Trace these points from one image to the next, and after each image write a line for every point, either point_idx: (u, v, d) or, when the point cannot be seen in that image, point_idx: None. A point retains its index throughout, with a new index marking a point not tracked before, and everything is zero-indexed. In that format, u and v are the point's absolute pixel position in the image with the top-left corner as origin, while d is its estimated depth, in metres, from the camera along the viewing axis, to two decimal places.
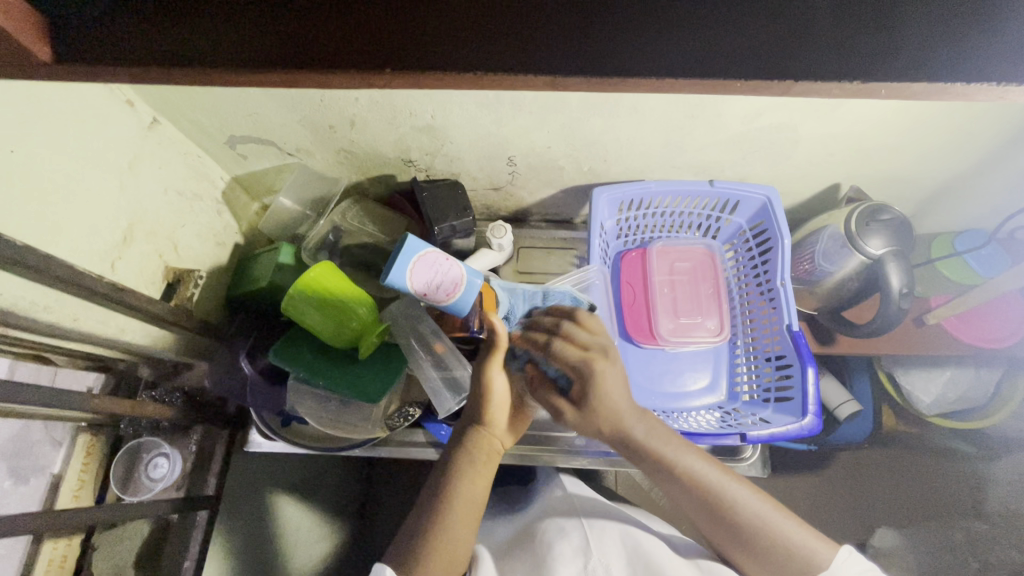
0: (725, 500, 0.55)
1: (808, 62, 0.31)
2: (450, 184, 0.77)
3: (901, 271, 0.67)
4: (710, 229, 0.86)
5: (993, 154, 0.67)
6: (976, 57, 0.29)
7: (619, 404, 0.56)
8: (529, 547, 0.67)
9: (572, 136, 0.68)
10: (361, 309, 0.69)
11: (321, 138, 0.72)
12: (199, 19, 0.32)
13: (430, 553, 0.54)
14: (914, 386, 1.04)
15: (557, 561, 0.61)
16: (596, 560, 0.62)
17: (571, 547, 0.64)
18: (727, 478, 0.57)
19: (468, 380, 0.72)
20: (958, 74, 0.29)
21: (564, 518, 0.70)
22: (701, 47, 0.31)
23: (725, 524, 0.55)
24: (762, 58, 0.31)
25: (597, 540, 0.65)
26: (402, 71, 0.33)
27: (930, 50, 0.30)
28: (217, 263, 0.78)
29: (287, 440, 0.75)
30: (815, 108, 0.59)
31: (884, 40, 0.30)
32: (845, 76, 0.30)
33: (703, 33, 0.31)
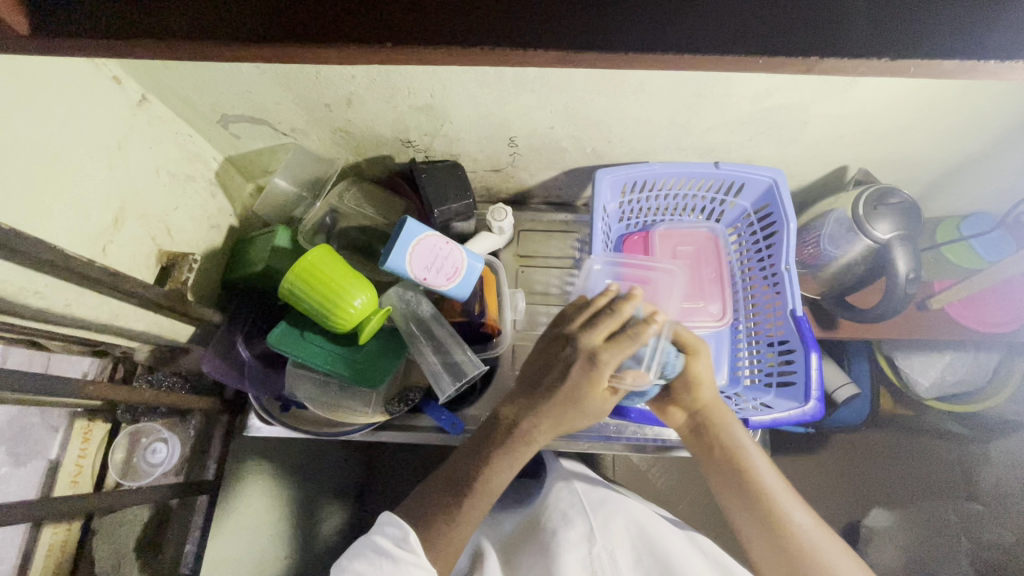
0: (773, 500, 0.61)
1: (837, 38, 0.29)
2: (450, 166, 0.75)
3: (908, 255, 0.66)
4: (714, 212, 0.84)
5: (1008, 136, 0.66)
6: (1006, 33, 0.28)
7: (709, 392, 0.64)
8: (534, 535, 0.70)
9: (576, 116, 0.66)
10: (359, 297, 0.66)
11: (316, 117, 0.69)
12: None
13: (444, 540, 0.56)
14: (913, 369, 1.04)
15: (563, 548, 0.65)
16: (602, 547, 0.66)
17: (575, 534, 0.67)
18: (782, 487, 0.62)
19: (469, 366, 0.71)
20: (990, 52, 0.28)
21: (565, 501, 0.72)
22: (721, 28, 0.29)
23: (763, 524, 0.60)
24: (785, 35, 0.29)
25: (602, 526, 0.68)
26: (407, 48, 0.31)
27: (955, 28, 0.28)
28: (212, 246, 0.77)
29: (287, 424, 0.75)
30: (828, 88, 0.58)
31: (905, 22, 0.29)
32: (874, 54, 0.29)
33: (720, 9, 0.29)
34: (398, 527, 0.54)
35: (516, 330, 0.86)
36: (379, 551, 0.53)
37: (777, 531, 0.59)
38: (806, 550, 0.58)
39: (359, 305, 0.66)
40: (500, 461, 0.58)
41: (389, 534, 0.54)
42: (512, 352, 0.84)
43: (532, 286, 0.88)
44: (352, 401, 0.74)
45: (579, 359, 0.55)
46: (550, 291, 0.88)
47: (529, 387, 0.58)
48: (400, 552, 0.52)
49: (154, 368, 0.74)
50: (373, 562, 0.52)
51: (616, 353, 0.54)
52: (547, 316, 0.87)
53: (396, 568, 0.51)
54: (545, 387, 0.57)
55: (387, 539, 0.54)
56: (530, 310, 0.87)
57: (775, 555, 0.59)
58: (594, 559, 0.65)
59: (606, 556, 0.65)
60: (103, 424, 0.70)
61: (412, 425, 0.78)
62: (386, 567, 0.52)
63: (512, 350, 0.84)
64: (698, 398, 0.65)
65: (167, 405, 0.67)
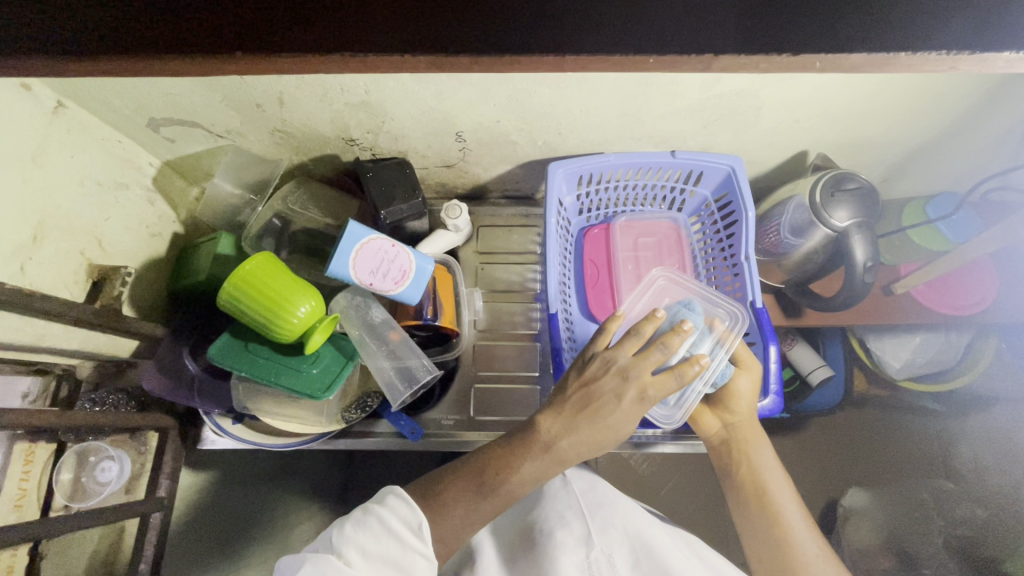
0: (785, 521, 0.63)
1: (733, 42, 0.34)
2: (397, 164, 0.72)
3: (866, 243, 0.64)
4: (675, 201, 0.82)
5: (967, 115, 0.64)
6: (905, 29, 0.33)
7: (744, 408, 0.68)
8: (532, 536, 0.68)
9: (521, 108, 0.63)
10: (303, 306, 0.64)
11: (250, 118, 0.66)
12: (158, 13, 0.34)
13: (455, 534, 0.52)
14: (884, 352, 1.03)
15: (559, 551, 0.64)
16: (598, 550, 0.66)
17: (571, 537, 0.66)
18: (793, 503, 0.65)
19: (422, 371, 0.70)
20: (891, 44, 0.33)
21: (561, 502, 0.71)
22: (652, 37, 0.35)
23: (767, 531, 0.63)
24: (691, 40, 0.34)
25: (598, 530, 0.68)
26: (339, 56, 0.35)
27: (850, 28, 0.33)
28: (153, 255, 0.73)
29: (237, 437, 0.72)
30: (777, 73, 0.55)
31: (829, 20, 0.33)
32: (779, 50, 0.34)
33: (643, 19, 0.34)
34: (415, 513, 0.50)
35: (477, 329, 0.84)
36: (388, 529, 0.49)
37: (782, 547, 0.62)
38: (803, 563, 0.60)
39: (303, 314, 0.64)
40: (529, 470, 0.55)
41: (404, 515, 0.50)
42: (473, 352, 0.82)
43: (492, 284, 0.86)
44: (304, 413, 0.72)
45: (630, 395, 0.56)
46: (512, 288, 0.86)
47: (572, 407, 0.56)
48: (411, 539, 0.49)
49: (97, 385, 0.69)
50: (378, 539, 0.48)
51: (660, 391, 0.56)
52: (509, 314, 0.85)
53: (404, 555, 0.48)
54: (592, 413, 0.56)
55: (397, 519, 0.49)
56: (491, 308, 0.85)
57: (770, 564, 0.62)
58: (592, 563, 0.65)
59: (603, 559, 0.65)
60: (48, 445, 0.63)
61: (371, 432, 0.76)
62: (393, 548, 0.48)
63: (473, 351, 0.82)
64: (734, 409, 0.68)
65: (134, 425, 0.69)
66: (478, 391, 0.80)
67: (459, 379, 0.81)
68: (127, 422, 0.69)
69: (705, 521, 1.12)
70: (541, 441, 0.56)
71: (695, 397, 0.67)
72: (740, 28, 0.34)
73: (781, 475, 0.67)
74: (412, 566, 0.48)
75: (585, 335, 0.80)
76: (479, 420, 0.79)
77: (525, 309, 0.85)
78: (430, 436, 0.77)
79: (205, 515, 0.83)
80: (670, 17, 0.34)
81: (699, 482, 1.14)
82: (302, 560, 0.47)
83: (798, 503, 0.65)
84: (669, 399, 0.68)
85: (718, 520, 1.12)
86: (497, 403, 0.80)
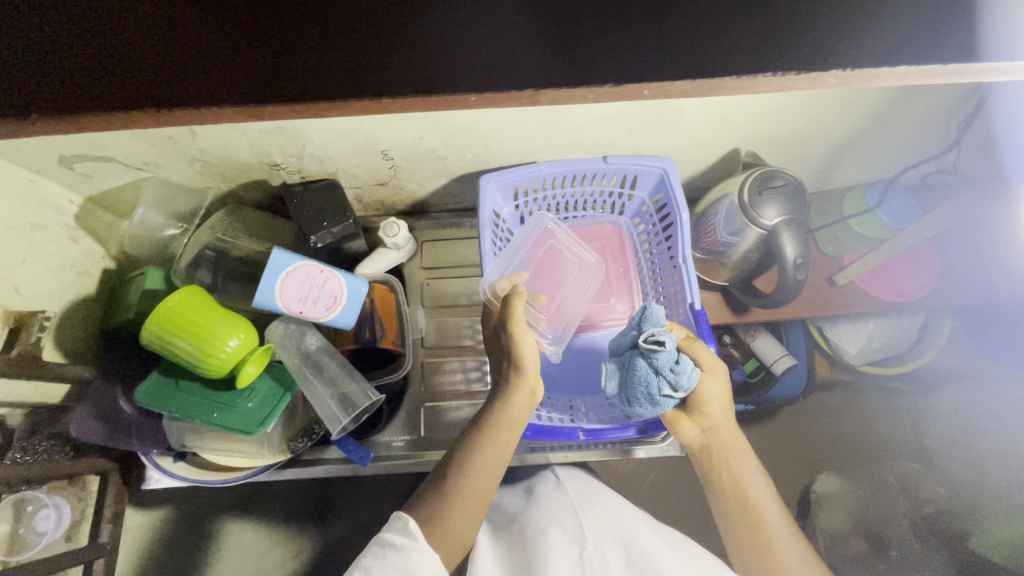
0: (763, 518, 0.64)
1: (578, 69, 0.36)
2: (326, 185, 0.71)
3: (796, 240, 0.64)
4: (616, 205, 0.81)
5: (887, 107, 0.64)
6: (725, 57, 0.35)
7: (718, 413, 0.65)
8: (524, 538, 0.66)
9: (442, 125, 0.62)
10: (232, 340, 0.62)
11: (165, 149, 0.64)
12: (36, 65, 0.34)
13: (441, 521, 0.53)
14: (841, 339, 1.04)
15: (552, 548, 0.62)
16: (592, 550, 0.63)
17: (564, 535, 0.64)
18: (770, 500, 0.65)
19: (361, 398, 0.68)
20: (730, 72, 0.35)
21: (557, 505, 0.70)
22: (501, 70, 0.36)
23: (747, 529, 0.64)
24: (545, 72, 0.36)
25: (590, 527, 0.66)
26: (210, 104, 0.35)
27: (689, 52, 0.36)
28: (81, 294, 0.71)
29: (178, 476, 0.70)
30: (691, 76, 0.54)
31: (662, 46, 0.35)
32: (607, 79, 0.36)
33: (491, 49, 0.36)
34: (402, 518, 0.51)
35: (425, 346, 0.83)
36: (383, 543, 0.49)
37: (761, 542, 0.63)
38: (780, 554, 0.62)
39: (232, 347, 0.62)
40: (497, 440, 0.57)
41: (403, 539, 0.49)
42: (421, 370, 0.82)
43: (439, 299, 0.85)
44: (245, 445, 0.70)
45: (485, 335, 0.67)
46: (459, 303, 0.85)
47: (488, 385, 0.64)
48: (404, 541, 0.49)
49: (31, 432, 0.65)
50: (375, 556, 0.48)
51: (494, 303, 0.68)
52: (457, 329, 0.84)
53: (401, 558, 0.47)
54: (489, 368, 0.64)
55: (391, 532, 0.50)
56: (439, 323, 0.84)
57: (751, 558, 0.63)
58: (585, 563, 0.61)
59: (597, 559, 0.62)
60: None
61: (320, 459, 0.75)
62: (391, 557, 0.48)
63: (420, 369, 0.81)
64: (710, 415, 0.65)
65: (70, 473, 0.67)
66: (427, 409, 0.79)
67: (408, 399, 0.80)
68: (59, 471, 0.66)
69: (675, 516, 1.12)
70: (494, 407, 0.59)
71: (669, 399, 0.62)
72: (584, 59, 0.36)
73: (760, 473, 0.67)
74: (414, 566, 0.47)
75: None
76: (429, 438, 0.78)
77: (472, 322, 0.84)
78: (379, 460, 0.76)
79: None
80: (520, 53, 0.36)
81: (666, 479, 1.14)
82: None
83: (775, 498, 0.66)
84: (649, 402, 0.63)
85: (689, 517, 1.12)
86: (448, 421, 0.79)
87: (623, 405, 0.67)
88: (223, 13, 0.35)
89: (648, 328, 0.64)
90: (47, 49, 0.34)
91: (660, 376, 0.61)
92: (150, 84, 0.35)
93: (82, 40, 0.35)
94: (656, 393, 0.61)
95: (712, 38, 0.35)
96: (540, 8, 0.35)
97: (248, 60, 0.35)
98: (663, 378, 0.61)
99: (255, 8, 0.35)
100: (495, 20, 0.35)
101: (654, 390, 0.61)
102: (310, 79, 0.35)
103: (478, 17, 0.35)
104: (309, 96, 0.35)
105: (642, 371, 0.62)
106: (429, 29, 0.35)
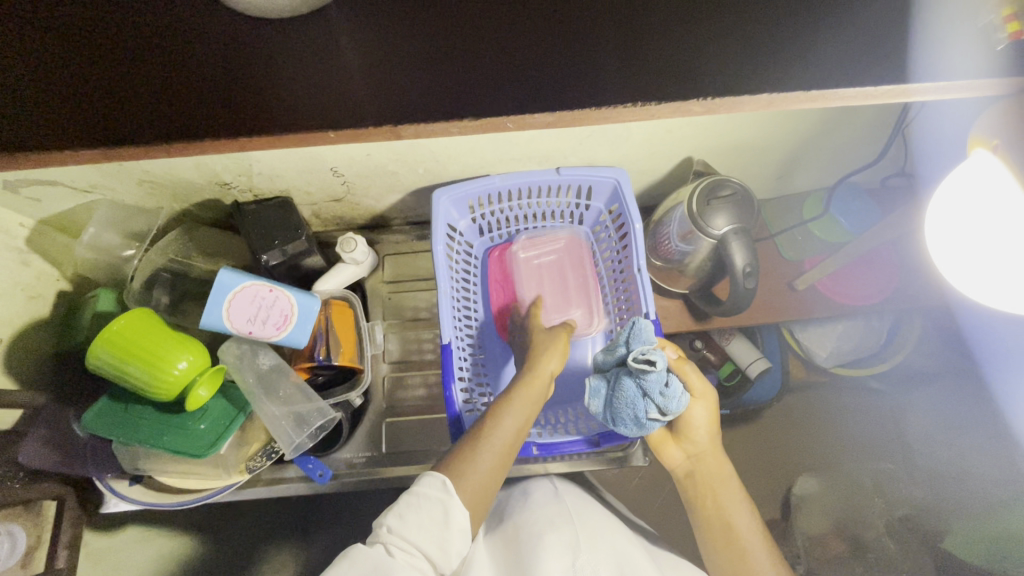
0: (747, 553, 0.63)
1: (448, 112, 0.47)
2: (278, 205, 0.71)
3: (745, 249, 0.64)
4: (575, 215, 0.81)
5: (833, 114, 0.64)
6: (563, 92, 0.47)
7: (701, 438, 0.67)
8: (515, 540, 0.65)
9: (388, 144, 0.62)
10: (181, 361, 0.62)
11: (109, 173, 0.63)
12: (49, 121, 0.47)
13: (470, 472, 0.52)
14: (811, 341, 1.04)
15: (549, 554, 0.61)
16: (585, 561, 0.62)
17: (559, 542, 0.63)
18: (757, 536, 0.64)
19: (319, 416, 0.68)
20: (566, 103, 0.47)
21: (551, 509, 0.69)
22: (391, 106, 0.47)
23: (730, 565, 0.63)
24: (431, 108, 0.47)
25: (585, 537, 0.65)
26: (176, 141, 0.47)
27: (537, 95, 0.47)
28: (34, 318, 0.70)
29: (137, 499, 0.70)
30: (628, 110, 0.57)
31: (524, 84, 0.47)
32: (473, 116, 0.48)
33: (391, 100, 0.47)
34: (436, 474, 0.50)
35: (388, 361, 0.83)
36: (418, 497, 0.48)
37: None
38: None
39: (183, 369, 0.62)
40: (527, 411, 0.59)
41: (439, 493, 0.48)
42: (384, 386, 0.81)
43: (401, 312, 0.85)
44: (202, 466, 0.70)
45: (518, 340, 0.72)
46: (420, 316, 0.85)
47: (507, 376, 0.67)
48: (440, 494, 0.48)
49: None
50: (414, 508, 0.47)
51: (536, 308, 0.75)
52: (419, 342, 0.84)
53: (442, 512, 0.48)
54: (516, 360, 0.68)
55: (424, 486, 0.49)
56: (401, 337, 0.84)
57: None
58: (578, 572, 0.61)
59: (590, 570, 0.61)
60: None
61: (283, 477, 0.74)
62: (429, 509, 0.48)
63: (382, 383, 0.81)
64: (694, 440, 0.67)
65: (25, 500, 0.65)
66: (388, 424, 0.79)
67: (370, 414, 0.79)
68: (10, 498, 0.65)
69: (650, 522, 1.12)
70: (524, 382, 0.62)
71: (654, 424, 0.62)
72: (451, 97, 0.47)
73: (747, 506, 0.66)
74: (452, 519, 0.47)
75: (490, 357, 0.80)
76: (391, 454, 0.77)
77: (434, 335, 0.84)
78: (341, 477, 0.75)
79: None
80: (414, 100, 0.47)
81: (641, 484, 1.14)
82: (343, 556, 0.45)
83: (763, 535, 0.65)
84: (632, 423, 0.63)
85: (662, 521, 1.12)
86: (411, 436, 0.79)
87: (606, 423, 0.66)
88: (190, 84, 0.47)
89: (637, 345, 0.65)
90: (61, 112, 0.47)
91: (647, 399, 0.61)
92: (124, 127, 0.47)
93: (81, 96, 0.47)
94: (647, 411, 0.61)
95: (555, 86, 0.47)
96: (423, 71, 0.47)
97: (205, 114, 0.47)
98: (651, 401, 0.61)
99: (210, 83, 0.47)
100: (388, 83, 0.47)
101: (643, 412, 0.61)
102: (246, 121, 0.47)
103: (376, 77, 0.47)
104: (250, 131, 0.47)
105: (630, 392, 0.62)
106: (341, 93, 0.48)
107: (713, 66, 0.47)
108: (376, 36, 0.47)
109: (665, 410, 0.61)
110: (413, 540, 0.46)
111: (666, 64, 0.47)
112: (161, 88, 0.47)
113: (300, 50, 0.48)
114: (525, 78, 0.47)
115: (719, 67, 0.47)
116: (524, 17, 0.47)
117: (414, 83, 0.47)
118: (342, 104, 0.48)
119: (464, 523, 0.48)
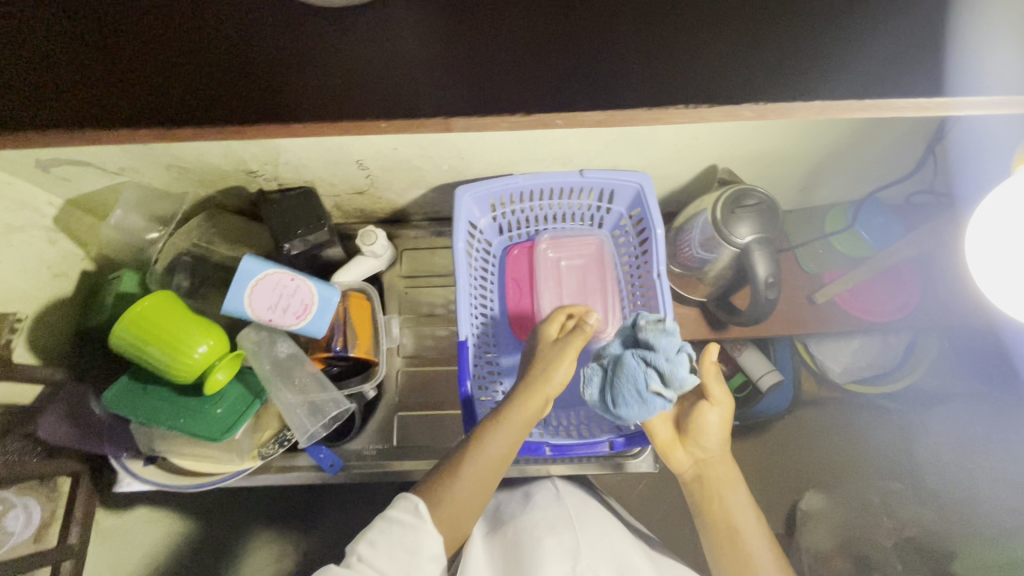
0: (754, 559, 0.62)
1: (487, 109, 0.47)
2: (301, 195, 0.72)
3: (767, 259, 0.64)
4: (595, 218, 0.81)
5: (863, 127, 0.63)
6: (599, 93, 0.47)
7: (712, 443, 0.67)
8: (515, 542, 0.66)
9: (415, 138, 0.62)
10: (201, 346, 0.62)
11: (139, 157, 0.64)
12: (89, 103, 0.47)
13: (449, 499, 0.53)
14: (825, 356, 1.03)
15: (547, 559, 0.61)
16: (585, 564, 0.62)
17: (559, 546, 0.63)
18: (764, 543, 0.64)
19: (334, 407, 0.69)
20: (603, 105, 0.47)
21: (552, 513, 0.69)
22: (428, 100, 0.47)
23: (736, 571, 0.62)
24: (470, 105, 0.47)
25: (585, 541, 0.65)
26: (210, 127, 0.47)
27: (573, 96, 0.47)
28: (58, 296, 0.71)
29: (151, 479, 0.71)
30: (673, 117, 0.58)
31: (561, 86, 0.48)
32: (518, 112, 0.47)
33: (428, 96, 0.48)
34: (410, 499, 0.52)
35: (402, 355, 0.83)
36: (389, 522, 0.50)
37: None
38: None
39: (202, 353, 0.62)
40: (517, 431, 0.58)
41: (412, 517, 0.50)
42: (396, 380, 0.82)
43: (417, 308, 0.86)
44: (216, 450, 0.70)
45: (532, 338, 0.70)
46: (436, 312, 0.86)
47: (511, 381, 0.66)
48: (412, 521, 0.50)
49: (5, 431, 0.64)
50: (383, 534, 0.49)
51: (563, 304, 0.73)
52: (433, 339, 0.84)
53: (412, 538, 0.49)
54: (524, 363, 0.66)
55: (398, 511, 0.51)
56: (415, 332, 0.85)
57: None
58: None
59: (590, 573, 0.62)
60: None
61: (293, 466, 0.75)
62: (398, 535, 0.49)
63: (395, 377, 0.82)
64: (704, 444, 0.67)
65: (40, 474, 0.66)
66: (399, 418, 0.80)
67: (382, 408, 0.80)
68: (27, 472, 0.66)
69: (653, 530, 1.11)
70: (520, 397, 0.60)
71: (659, 399, 0.60)
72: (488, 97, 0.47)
73: (753, 512, 0.66)
74: (420, 546, 0.49)
75: (505, 355, 0.80)
76: (401, 448, 0.78)
77: (449, 332, 0.85)
78: (350, 468, 0.76)
79: (126, 560, 0.80)
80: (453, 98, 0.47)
81: (645, 491, 1.13)
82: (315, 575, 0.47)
83: (771, 543, 0.64)
84: (635, 394, 0.61)
85: (664, 529, 1.11)
86: (422, 431, 0.79)
87: (606, 409, 0.64)
88: (228, 72, 0.48)
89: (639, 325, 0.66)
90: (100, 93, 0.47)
91: (651, 367, 0.61)
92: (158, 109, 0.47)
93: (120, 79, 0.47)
94: (652, 378, 0.60)
95: (590, 89, 0.47)
96: (459, 70, 0.48)
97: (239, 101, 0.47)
98: (654, 370, 0.61)
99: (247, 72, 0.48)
100: (426, 80, 0.48)
101: (647, 377, 0.60)
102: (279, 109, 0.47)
103: (415, 74, 0.48)
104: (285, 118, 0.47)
105: (632, 361, 0.61)
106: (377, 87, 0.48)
107: (751, 75, 0.47)
108: (413, 28, 0.48)
109: (670, 380, 0.60)
110: (380, 566, 0.48)
111: (702, 71, 0.47)
112: (199, 74, 0.47)
113: (338, 36, 0.48)
114: (562, 79, 0.47)
115: (758, 76, 0.47)
116: (561, 21, 0.48)
117: (449, 81, 0.47)
118: (376, 95, 0.48)
119: (433, 551, 0.50)
